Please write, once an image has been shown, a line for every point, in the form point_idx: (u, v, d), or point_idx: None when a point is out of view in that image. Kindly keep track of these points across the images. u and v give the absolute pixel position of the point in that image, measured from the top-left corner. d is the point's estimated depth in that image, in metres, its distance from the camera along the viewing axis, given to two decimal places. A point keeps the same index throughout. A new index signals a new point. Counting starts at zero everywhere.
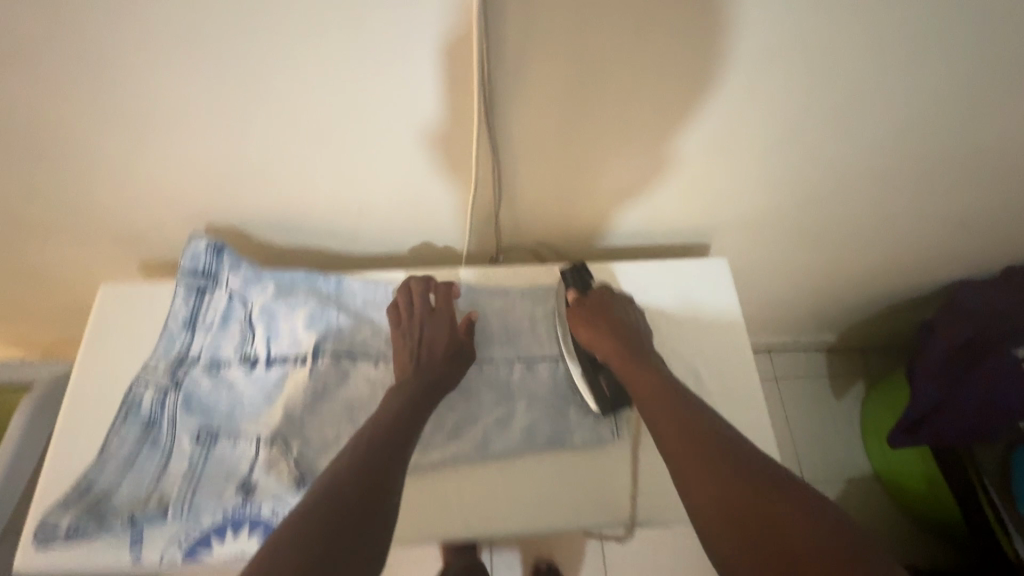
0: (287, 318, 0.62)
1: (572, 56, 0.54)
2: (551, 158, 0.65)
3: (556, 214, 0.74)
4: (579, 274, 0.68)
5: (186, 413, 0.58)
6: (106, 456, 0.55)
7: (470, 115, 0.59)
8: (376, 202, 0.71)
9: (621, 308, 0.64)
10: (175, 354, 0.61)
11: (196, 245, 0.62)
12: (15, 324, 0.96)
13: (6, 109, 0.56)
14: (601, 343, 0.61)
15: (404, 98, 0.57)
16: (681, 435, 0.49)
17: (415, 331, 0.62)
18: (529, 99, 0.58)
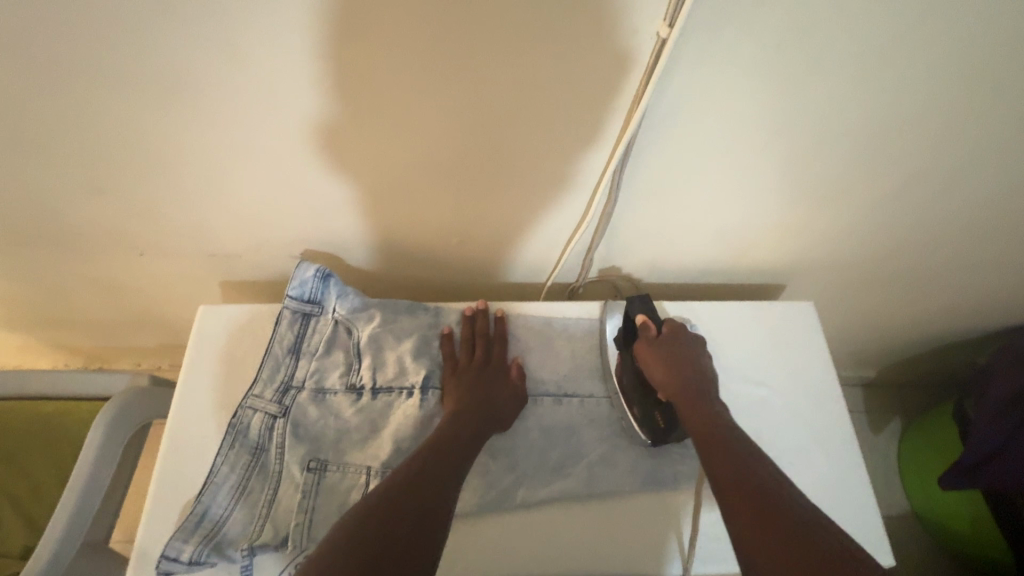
0: (392, 348, 0.62)
1: (719, 105, 0.53)
2: (660, 199, 0.66)
3: (649, 250, 0.75)
4: (645, 302, 0.67)
5: (296, 442, 0.57)
6: (217, 482, 0.55)
7: (591, 162, 0.60)
8: (476, 232, 0.71)
9: (692, 345, 0.63)
10: (280, 381, 0.61)
11: (304, 271, 0.63)
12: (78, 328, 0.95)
13: (131, 143, 0.56)
14: (670, 376, 0.60)
15: (529, 148, 0.57)
16: (733, 480, 0.49)
17: (472, 370, 0.62)
18: (647, 151, 0.59)
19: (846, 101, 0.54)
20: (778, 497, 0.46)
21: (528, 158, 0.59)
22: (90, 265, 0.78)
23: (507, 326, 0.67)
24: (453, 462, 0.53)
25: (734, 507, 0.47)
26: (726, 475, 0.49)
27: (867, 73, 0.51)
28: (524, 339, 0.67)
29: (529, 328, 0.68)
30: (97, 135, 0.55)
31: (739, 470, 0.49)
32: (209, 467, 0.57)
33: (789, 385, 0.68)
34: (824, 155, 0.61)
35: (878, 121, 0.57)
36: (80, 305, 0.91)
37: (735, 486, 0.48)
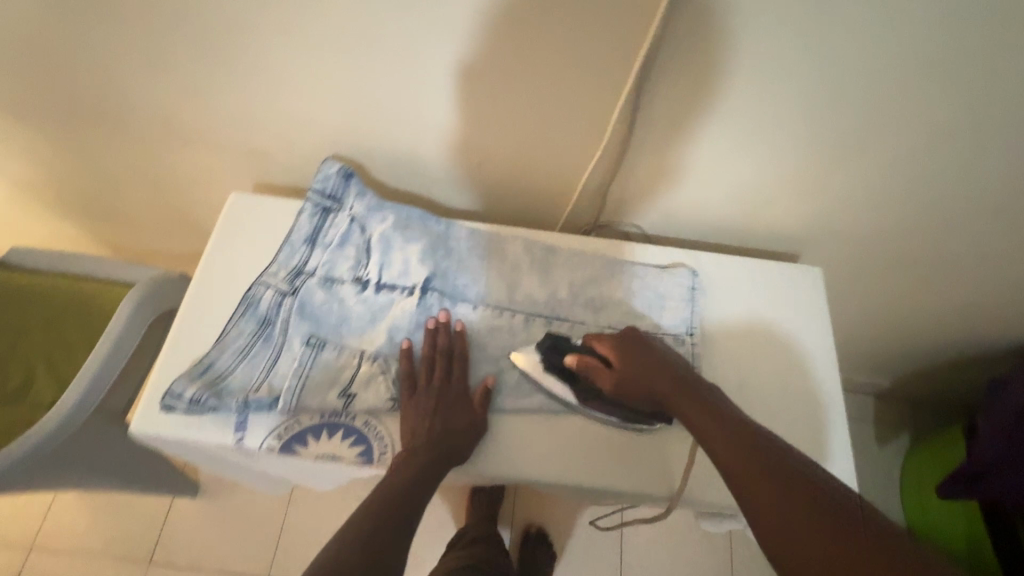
0: (400, 250, 0.65)
1: (743, 37, 0.52)
2: (675, 142, 0.65)
3: (663, 199, 0.75)
4: (557, 344, 0.61)
5: (300, 319, 0.61)
6: (225, 342, 0.60)
7: (610, 95, 0.60)
8: (492, 159, 0.72)
9: (639, 344, 0.59)
10: (294, 265, 0.65)
11: (329, 167, 0.67)
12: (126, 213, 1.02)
13: (180, 23, 0.60)
14: (644, 379, 0.56)
15: (550, 71, 0.59)
16: (743, 463, 0.46)
17: (429, 399, 0.58)
18: (666, 89, 0.59)
19: (878, 50, 0.52)
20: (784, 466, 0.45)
21: (548, 81, 0.60)
22: (137, 153, 0.84)
23: (514, 246, 0.69)
24: (397, 519, 0.52)
25: (755, 497, 0.44)
26: (735, 463, 0.46)
27: (899, 26, 0.50)
28: (526, 260, 0.68)
29: (533, 250, 0.69)
30: (149, 12, 0.59)
31: (745, 451, 0.47)
32: (220, 329, 0.62)
33: (782, 345, 0.67)
34: (850, 112, 0.59)
35: (912, 77, 0.54)
36: (126, 196, 0.98)
37: (753, 470, 0.45)
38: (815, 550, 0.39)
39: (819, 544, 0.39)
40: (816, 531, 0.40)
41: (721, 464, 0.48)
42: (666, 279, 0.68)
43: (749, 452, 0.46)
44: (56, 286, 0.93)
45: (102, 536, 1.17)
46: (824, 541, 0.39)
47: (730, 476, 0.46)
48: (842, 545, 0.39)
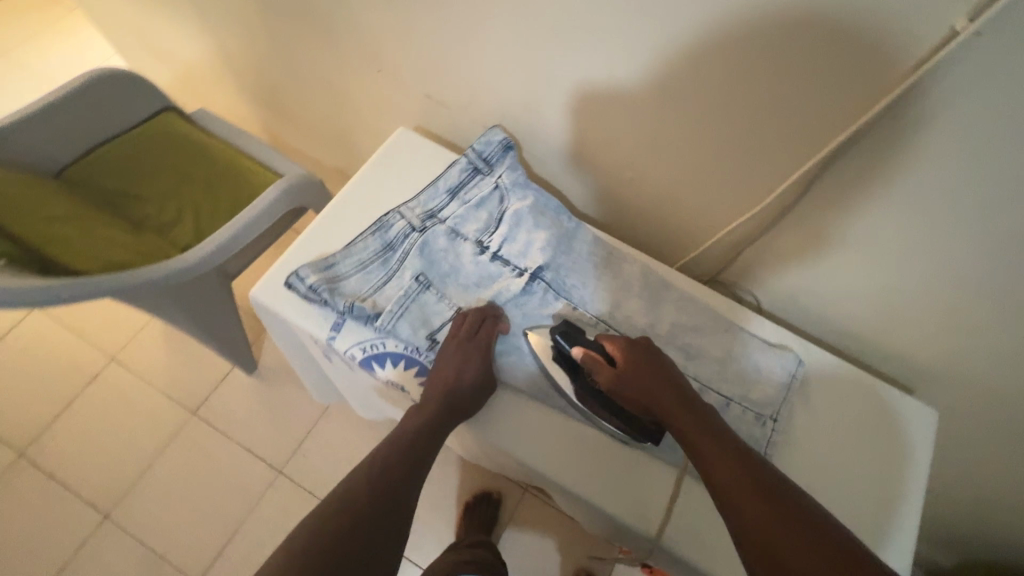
0: (527, 231, 0.67)
1: (970, 156, 0.47)
2: (837, 230, 0.61)
3: (795, 281, 0.71)
4: (572, 333, 0.60)
5: (418, 256, 0.66)
6: (351, 249, 0.65)
7: (783, 166, 0.59)
8: (642, 176, 0.72)
9: (656, 355, 0.57)
10: (430, 208, 0.70)
11: (494, 134, 0.71)
12: (302, 112, 1.14)
13: None
14: (653, 386, 0.54)
15: (730, 122, 0.59)
16: (740, 486, 0.45)
17: (447, 359, 0.59)
18: (845, 182, 0.56)
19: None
20: (781, 493, 0.44)
21: (726, 131, 0.60)
22: (330, 61, 0.92)
23: (631, 266, 0.69)
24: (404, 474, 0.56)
25: (743, 519, 0.43)
26: (730, 483, 0.46)
27: None
28: (638, 286, 0.68)
29: (648, 279, 0.68)
30: None
31: (744, 474, 0.46)
32: (351, 239, 0.68)
33: (878, 470, 0.61)
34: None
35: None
36: (303, 94, 1.07)
37: (746, 494, 0.45)
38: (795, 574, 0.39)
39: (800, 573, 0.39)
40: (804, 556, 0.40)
41: (715, 481, 0.47)
42: (773, 357, 0.65)
43: (748, 476, 0.46)
44: (224, 154, 1.06)
45: (169, 375, 1.30)
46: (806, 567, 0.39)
47: (721, 493, 0.46)
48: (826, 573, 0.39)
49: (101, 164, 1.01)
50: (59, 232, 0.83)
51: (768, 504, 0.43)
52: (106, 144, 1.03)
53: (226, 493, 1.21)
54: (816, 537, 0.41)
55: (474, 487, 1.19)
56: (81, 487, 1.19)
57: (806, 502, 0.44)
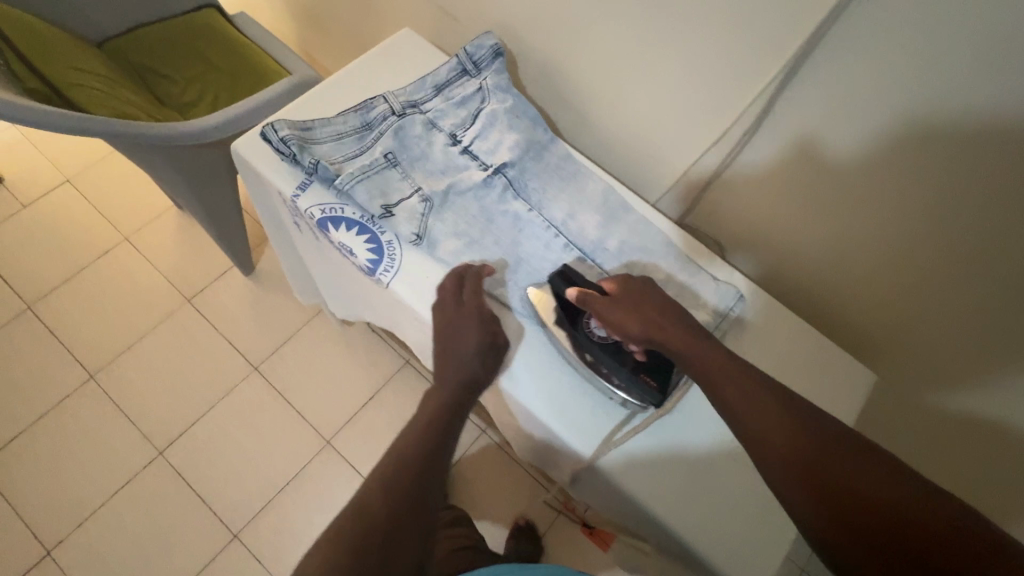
0: (500, 131, 0.69)
1: (913, 76, 0.51)
2: (798, 158, 0.64)
3: (760, 219, 0.74)
4: (566, 278, 0.62)
5: (391, 136, 0.69)
6: (331, 120, 0.69)
7: (749, 84, 0.62)
8: (629, 103, 0.75)
9: (651, 292, 0.59)
10: (414, 98, 0.72)
11: (486, 39, 0.73)
12: (334, 27, 1.20)
13: None
14: (651, 322, 0.56)
15: (704, 34, 0.61)
16: (769, 421, 0.47)
17: (451, 319, 0.60)
18: (804, 99, 0.59)
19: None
20: (805, 419, 0.47)
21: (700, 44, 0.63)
22: None
23: (595, 184, 0.70)
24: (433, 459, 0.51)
25: (782, 460, 0.45)
26: (760, 424, 0.47)
27: None
28: (597, 202, 0.69)
29: (609, 200, 0.70)
30: None
31: (766, 407, 0.48)
32: (334, 112, 0.72)
33: None
34: (986, 215, 0.54)
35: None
36: (337, 8, 1.13)
37: (778, 431, 0.46)
38: (845, 500, 0.42)
39: (849, 501, 0.42)
40: (849, 479, 0.43)
41: (737, 422, 0.48)
42: (713, 288, 0.65)
43: (772, 408, 0.47)
44: (251, 51, 1.11)
45: (173, 262, 1.38)
46: (853, 490, 0.42)
47: (753, 441, 0.47)
48: (872, 495, 0.42)
49: (138, 42, 1.08)
50: (77, 79, 0.87)
51: (759, 391, 0.49)
52: (147, 26, 1.10)
53: (204, 375, 1.27)
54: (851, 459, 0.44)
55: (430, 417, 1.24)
56: (76, 344, 1.27)
57: (826, 423, 0.47)
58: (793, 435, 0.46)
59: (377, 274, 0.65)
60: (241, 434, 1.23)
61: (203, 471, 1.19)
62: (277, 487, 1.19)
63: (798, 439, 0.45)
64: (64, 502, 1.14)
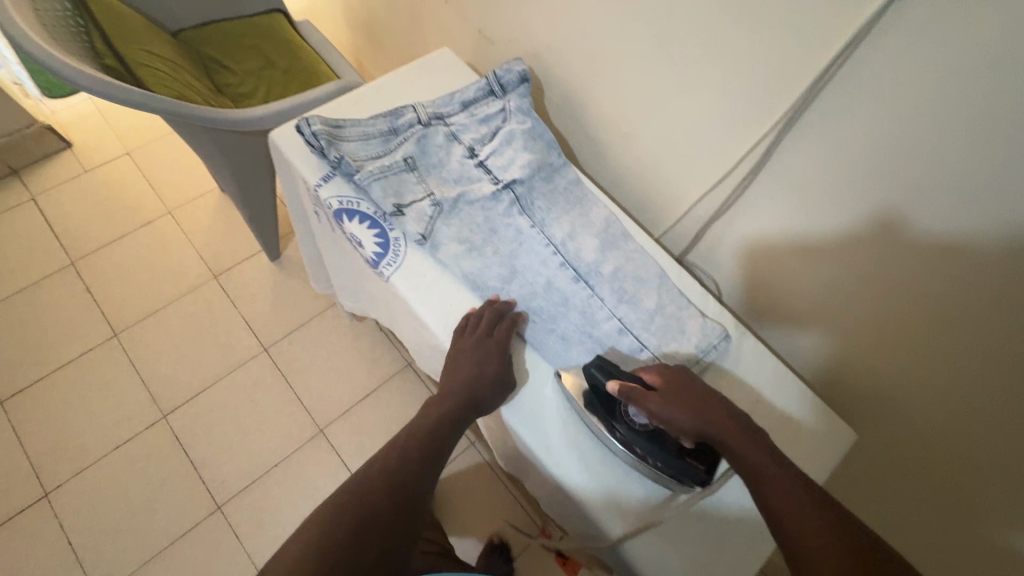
0: (515, 150, 0.73)
1: (900, 140, 0.52)
2: (795, 208, 0.66)
3: (758, 265, 0.75)
4: (608, 364, 0.61)
5: (413, 143, 0.73)
6: (361, 122, 0.75)
7: (753, 132, 0.64)
8: (644, 140, 0.78)
9: (692, 385, 0.58)
10: (441, 111, 0.77)
11: (515, 65, 0.78)
12: (387, 40, 1.29)
13: None
14: (692, 417, 0.55)
15: (718, 80, 0.65)
16: (819, 526, 0.44)
17: (469, 349, 0.64)
18: (800, 153, 0.61)
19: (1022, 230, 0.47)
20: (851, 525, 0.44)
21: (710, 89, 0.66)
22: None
23: (599, 211, 0.73)
24: (423, 463, 0.57)
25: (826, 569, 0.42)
26: (807, 527, 0.45)
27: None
28: (597, 228, 0.72)
29: (609, 227, 0.72)
30: None
31: (813, 511, 0.45)
32: (365, 116, 0.77)
33: None
34: (965, 290, 0.54)
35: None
36: (392, 24, 1.21)
37: (824, 536, 0.44)
38: None
39: None
40: None
41: (784, 528, 0.45)
42: (699, 324, 0.68)
43: (819, 513, 0.45)
44: (307, 54, 1.19)
45: (208, 239, 1.46)
46: None
47: (797, 545, 0.44)
48: None
49: (209, 36, 1.18)
50: (148, 61, 0.96)
51: (811, 501, 0.46)
52: (219, 22, 1.21)
53: (216, 348, 1.33)
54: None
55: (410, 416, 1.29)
56: (108, 302, 1.36)
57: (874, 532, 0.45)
58: (849, 553, 0.42)
59: (380, 267, 0.70)
60: (241, 410, 1.28)
61: (200, 440, 1.24)
62: (265, 467, 1.23)
63: (840, 559, 0.42)
64: (68, 448, 1.20)
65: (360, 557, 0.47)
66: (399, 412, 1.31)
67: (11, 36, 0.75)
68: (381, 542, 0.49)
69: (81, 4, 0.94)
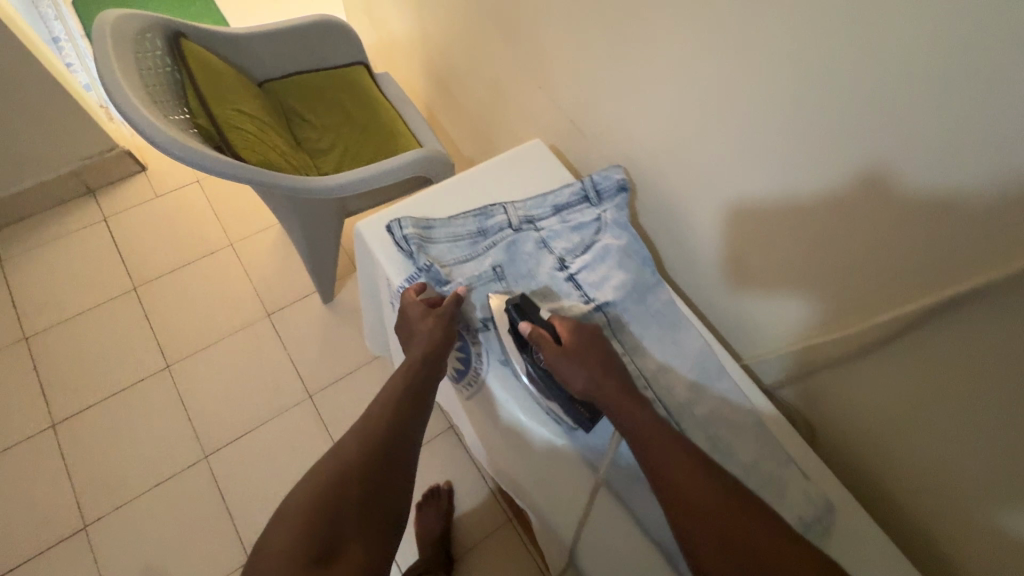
0: (609, 268, 0.69)
1: (880, 88, 0.46)
2: (772, 167, 0.60)
3: (739, 233, 0.68)
4: (527, 308, 0.64)
5: (502, 250, 0.70)
6: (451, 221, 0.72)
7: (871, 302, 0.56)
8: (738, 270, 0.72)
9: (594, 337, 0.62)
10: (532, 214, 0.74)
11: (614, 172, 0.74)
12: (465, 101, 1.26)
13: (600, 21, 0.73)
14: (592, 368, 0.59)
15: (834, 237, 0.57)
16: (690, 485, 0.51)
17: (419, 332, 0.65)
18: (949, 341, 0.50)
19: None
20: (712, 475, 0.52)
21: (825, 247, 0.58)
22: (506, 67, 1.02)
23: (694, 341, 0.68)
24: (386, 452, 0.59)
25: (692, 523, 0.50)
26: (680, 479, 0.51)
27: None
28: (691, 360, 0.67)
29: (703, 359, 0.67)
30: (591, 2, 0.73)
31: (682, 461, 0.52)
32: (454, 213, 0.75)
33: None
34: None
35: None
36: (473, 89, 1.19)
37: (692, 490, 0.51)
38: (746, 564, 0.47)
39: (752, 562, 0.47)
40: (751, 539, 0.48)
41: (658, 479, 0.53)
42: (798, 492, 0.60)
43: (689, 466, 0.52)
44: (385, 112, 1.19)
45: (265, 275, 1.47)
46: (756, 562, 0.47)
47: (668, 495, 0.52)
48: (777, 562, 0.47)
49: (293, 88, 1.19)
50: (236, 121, 0.96)
51: (692, 464, 0.52)
52: (303, 73, 1.21)
53: (262, 391, 1.33)
54: (757, 525, 0.49)
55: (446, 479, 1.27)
56: (163, 332, 1.37)
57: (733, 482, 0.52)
58: (719, 509, 0.49)
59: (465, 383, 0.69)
60: (280, 458, 1.26)
61: (237, 485, 1.23)
62: None
63: (721, 513, 0.49)
64: (110, 480, 1.21)
65: (343, 524, 0.53)
66: (436, 478, 1.28)
67: (127, 115, 0.78)
68: (363, 508, 0.55)
69: (182, 63, 0.96)
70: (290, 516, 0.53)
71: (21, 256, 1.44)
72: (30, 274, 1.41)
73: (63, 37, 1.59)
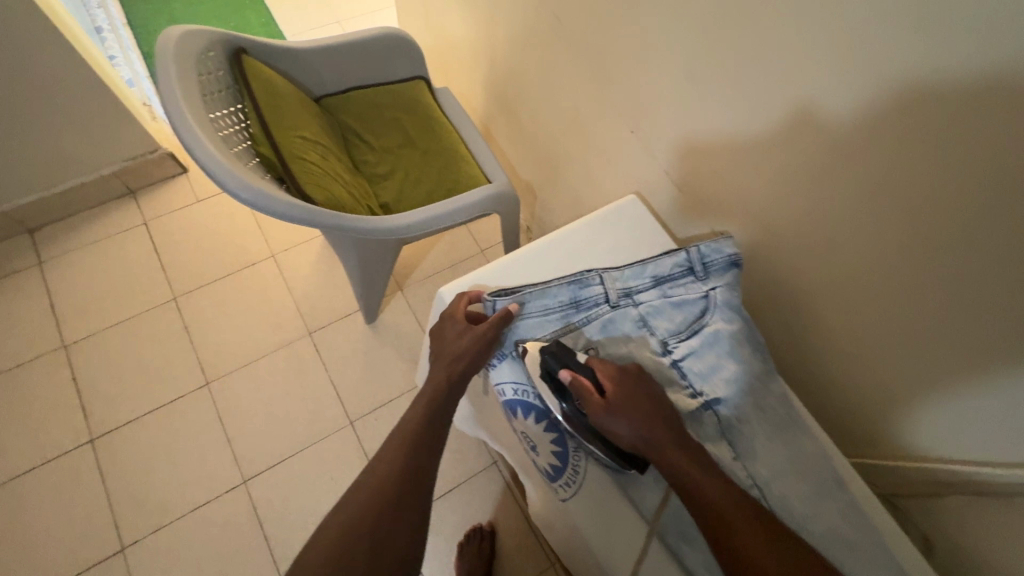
0: (718, 357, 0.63)
1: (873, 84, 0.51)
2: (778, 152, 0.65)
3: (792, 246, 0.70)
4: (561, 357, 0.58)
5: (599, 328, 0.65)
6: (543, 292, 0.65)
7: None
8: (872, 356, 0.67)
9: (636, 382, 0.56)
10: (631, 286, 0.67)
11: (724, 245, 0.67)
12: (529, 128, 1.19)
13: (726, 78, 0.66)
14: (640, 420, 0.53)
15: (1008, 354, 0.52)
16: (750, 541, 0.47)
17: (455, 345, 0.62)
18: None
19: None
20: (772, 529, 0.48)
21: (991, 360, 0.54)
22: (588, 103, 0.95)
23: (806, 442, 0.63)
24: (412, 472, 0.55)
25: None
26: (740, 538, 0.47)
27: None
28: (802, 465, 0.61)
29: (813, 459, 0.62)
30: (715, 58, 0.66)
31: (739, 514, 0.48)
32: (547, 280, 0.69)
33: None
34: None
35: None
36: (542, 117, 1.12)
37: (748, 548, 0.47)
38: None
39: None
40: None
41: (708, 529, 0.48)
42: None
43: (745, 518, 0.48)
44: (448, 134, 1.12)
45: (307, 290, 1.42)
46: None
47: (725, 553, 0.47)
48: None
49: (353, 104, 1.12)
50: (300, 150, 0.89)
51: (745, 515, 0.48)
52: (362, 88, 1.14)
53: (303, 413, 1.29)
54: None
55: (485, 519, 1.23)
56: (203, 346, 1.33)
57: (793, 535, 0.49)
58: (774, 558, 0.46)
59: (555, 485, 0.61)
60: (320, 487, 1.22)
61: (276, 512, 1.19)
62: None
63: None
64: (148, 501, 1.18)
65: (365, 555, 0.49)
66: (478, 516, 1.24)
67: (195, 154, 0.72)
68: (384, 539, 0.50)
69: (242, 82, 0.90)
70: (333, 520, 0.51)
71: (59, 258, 1.40)
72: (69, 279, 1.38)
73: (105, 29, 1.53)
